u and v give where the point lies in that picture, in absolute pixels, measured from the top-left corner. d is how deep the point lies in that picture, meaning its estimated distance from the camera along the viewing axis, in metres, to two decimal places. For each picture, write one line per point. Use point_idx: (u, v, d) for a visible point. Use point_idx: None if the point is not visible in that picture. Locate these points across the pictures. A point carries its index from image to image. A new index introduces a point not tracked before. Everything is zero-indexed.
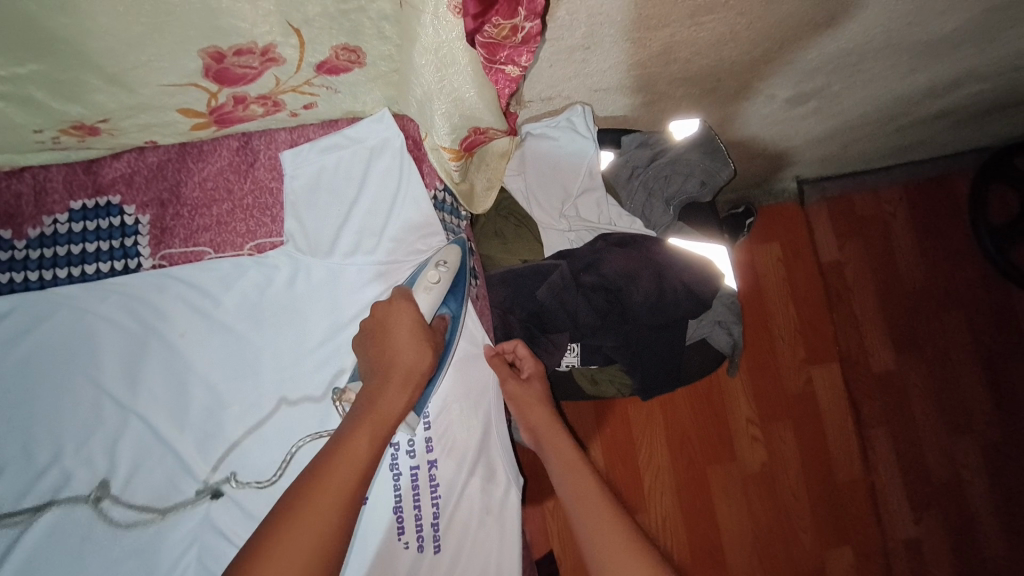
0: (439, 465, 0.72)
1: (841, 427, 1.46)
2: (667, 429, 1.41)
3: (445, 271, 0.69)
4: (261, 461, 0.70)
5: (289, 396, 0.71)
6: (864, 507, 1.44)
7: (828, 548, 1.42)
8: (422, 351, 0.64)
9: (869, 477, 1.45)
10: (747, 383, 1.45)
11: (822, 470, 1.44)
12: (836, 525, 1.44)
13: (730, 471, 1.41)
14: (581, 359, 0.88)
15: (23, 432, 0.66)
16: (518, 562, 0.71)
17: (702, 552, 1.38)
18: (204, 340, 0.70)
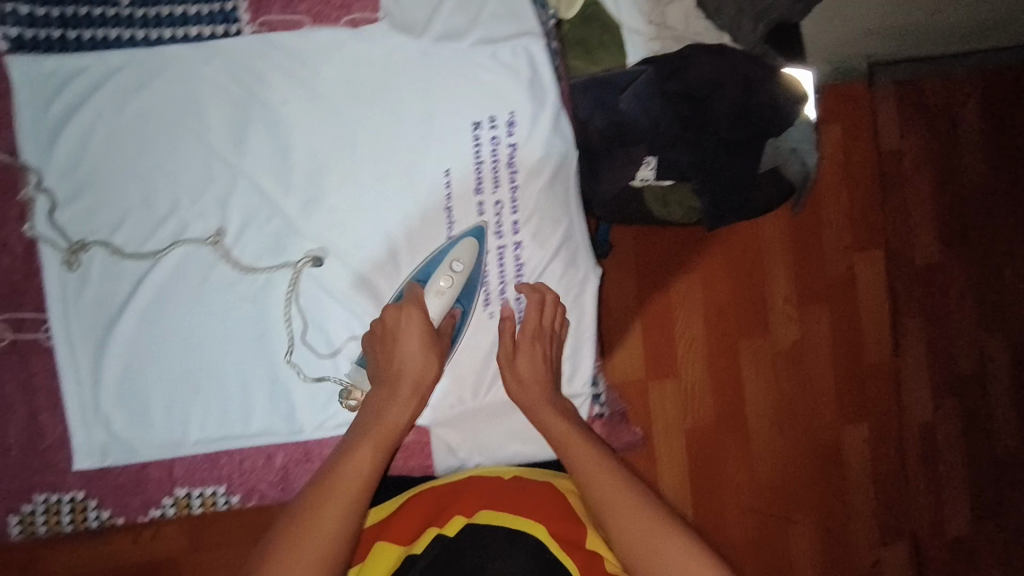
0: (524, 247, 0.75)
1: (876, 312, 1.45)
2: (705, 301, 1.36)
3: (457, 273, 0.72)
4: (357, 230, 0.74)
5: (385, 169, 0.73)
6: (884, 390, 1.47)
7: (845, 425, 1.46)
8: (429, 362, 0.71)
9: (895, 362, 1.47)
10: (789, 263, 1.39)
11: (852, 352, 1.44)
12: (858, 404, 1.45)
13: (762, 347, 1.39)
14: (656, 175, 0.87)
15: (143, 181, 0.71)
16: (594, 330, 0.79)
17: (727, 420, 1.39)
18: (304, 108, 0.72)
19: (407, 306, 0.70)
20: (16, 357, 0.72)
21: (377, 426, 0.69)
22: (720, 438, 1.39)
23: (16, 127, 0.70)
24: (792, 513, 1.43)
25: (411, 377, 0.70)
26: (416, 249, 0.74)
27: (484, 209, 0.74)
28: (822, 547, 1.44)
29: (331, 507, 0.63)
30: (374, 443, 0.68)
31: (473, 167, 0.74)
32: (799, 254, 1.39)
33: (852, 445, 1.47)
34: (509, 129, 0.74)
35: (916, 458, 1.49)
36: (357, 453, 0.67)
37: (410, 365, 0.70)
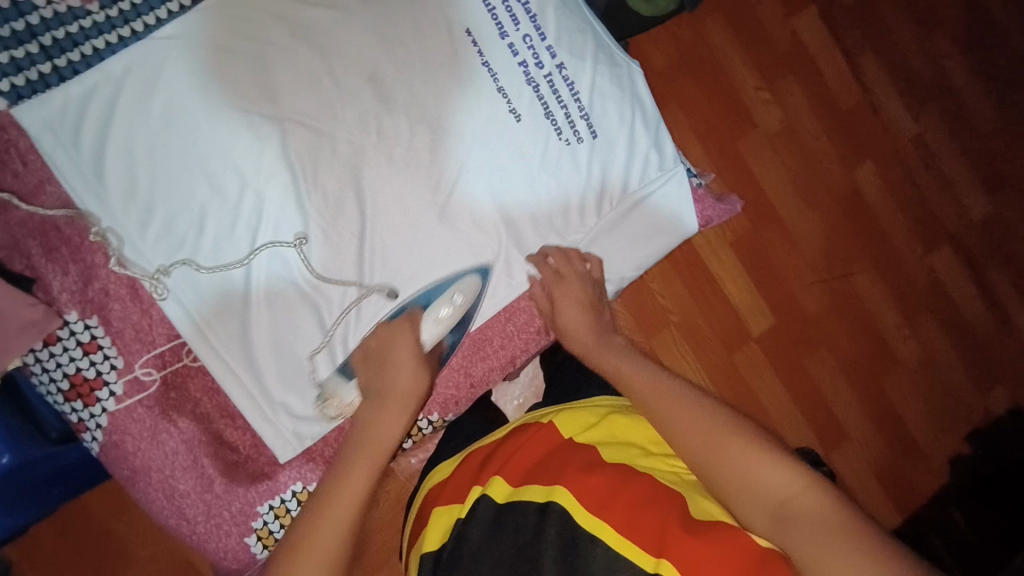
0: (567, 65, 0.77)
1: (832, 58, 1.54)
2: (690, 123, 1.45)
3: (456, 307, 0.74)
4: (418, 123, 0.74)
5: (411, 57, 0.74)
6: (871, 122, 1.57)
7: (854, 168, 1.55)
8: (418, 375, 0.69)
9: (867, 95, 1.57)
10: (743, 51, 1.46)
11: (830, 102, 1.53)
12: (853, 145, 1.55)
13: (755, 136, 1.47)
14: None
15: (201, 171, 0.70)
16: (658, 114, 0.82)
17: (758, 213, 1.47)
18: (312, 35, 0.72)
19: (405, 324, 0.71)
20: (172, 392, 0.71)
21: (371, 439, 0.64)
22: (761, 231, 1.47)
23: (58, 173, 0.68)
24: (847, 267, 1.53)
25: (405, 391, 0.68)
26: (477, 113, 0.76)
27: (516, 48, 0.76)
28: (885, 283, 1.55)
29: (329, 524, 0.56)
30: (373, 460, 0.62)
31: (488, 15, 0.76)
32: (748, 40, 1.46)
33: (867, 182, 1.56)
34: None
35: (924, 172, 1.61)
36: (352, 481, 0.60)
37: (396, 386, 0.68)
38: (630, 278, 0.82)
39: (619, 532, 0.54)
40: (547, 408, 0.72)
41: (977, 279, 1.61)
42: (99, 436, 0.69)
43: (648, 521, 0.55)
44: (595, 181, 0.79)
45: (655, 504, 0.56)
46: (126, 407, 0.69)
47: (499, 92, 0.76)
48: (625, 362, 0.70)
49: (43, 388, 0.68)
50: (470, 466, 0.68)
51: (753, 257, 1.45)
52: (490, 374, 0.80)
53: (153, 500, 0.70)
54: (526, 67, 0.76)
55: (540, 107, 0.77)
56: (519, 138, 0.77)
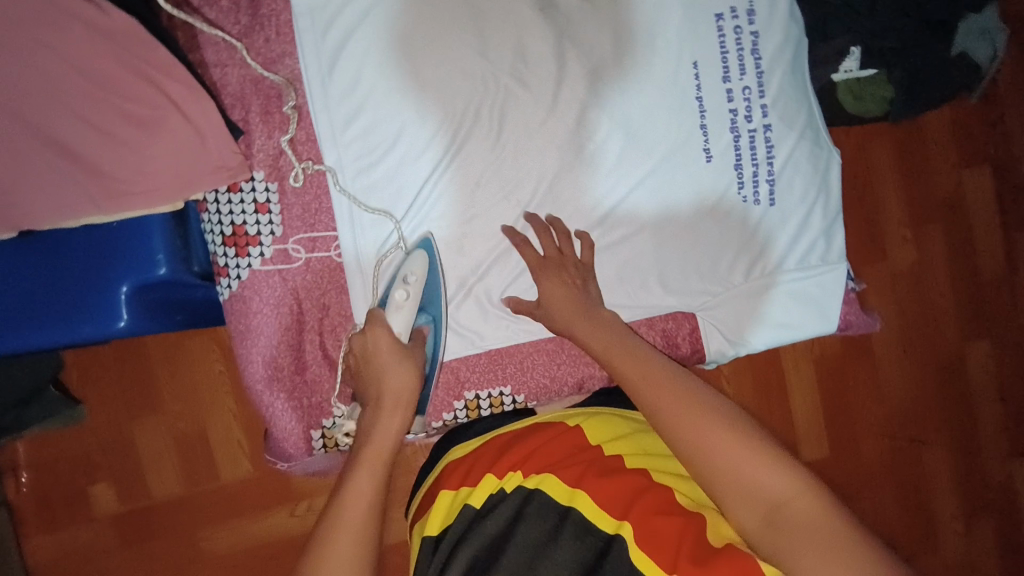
0: (773, 129, 0.78)
1: (989, 225, 1.48)
2: None
3: (413, 284, 0.71)
4: (617, 129, 0.77)
5: (631, 68, 0.77)
6: (1003, 300, 1.49)
7: (969, 338, 1.48)
8: (405, 367, 0.68)
9: (1010, 274, 1.49)
10: (902, 185, 1.43)
11: (969, 266, 1.47)
12: (976, 316, 1.48)
13: (880, 269, 1.43)
14: (859, 66, 0.91)
15: (415, 96, 0.74)
16: (839, 204, 0.81)
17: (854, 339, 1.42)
18: (557, 17, 0.76)
19: (373, 327, 0.70)
20: (310, 276, 0.75)
21: (369, 447, 0.63)
22: (855, 362, 1.42)
23: (299, 52, 0.74)
24: (923, 431, 1.46)
25: (396, 388, 0.67)
26: (675, 141, 0.78)
27: (733, 95, 0.78)
28: (955, 462, 1.48)
29: (344, 533, 0.58)
30: (373, 465, 0.62)
31: (720, 56, 0.77)
32: (910, 175, 1.43)
33: (977, 357, 1.49)
34: (750, 18, 0.78)
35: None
36: (357, 481, 0.61)
37: (390, 390, 0.66)
38: (751, 348, 0.82)
39: (637, 545, 0.53)
40: (586, 408, 0.72)
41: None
42: (234, 286, 0.74)
43: (661, 538, 0.53)
44: (755, 243, 0.79)
45: (669, 517, 0.55)
46: (267, 271, 0.74)
47: (701, 130, 0.78)
48: (622, 347, 0.66)
49: (207, 227, 0.74)
50: (492, 447, 0.69)
51: (833, 384, 1.40)
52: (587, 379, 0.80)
53: (251, 362, 0.74)
54: (735, 116, 0.78)
55: (734, 156, 0.78)
56: (702, 178, 0.78)
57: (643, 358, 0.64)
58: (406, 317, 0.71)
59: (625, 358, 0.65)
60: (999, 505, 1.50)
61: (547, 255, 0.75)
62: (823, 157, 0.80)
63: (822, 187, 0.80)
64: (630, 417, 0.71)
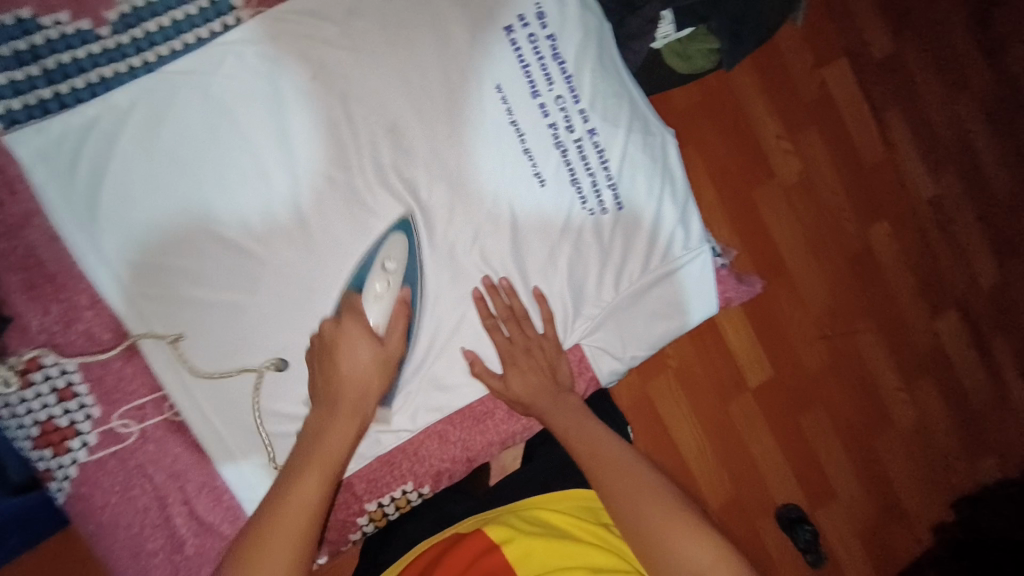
0: (599, 132, 0.73)
1: (860, 115, 1.48)
2: (706, 163, 1.38)
3: (391, 271, 0.67)
4: (439, 180, 0.71)
5: (432, 111, 0.70)
6: (891, 182, 1.52)
7: (870, 225, 1.50)
8: (381, 369, 0.65)
9: (890, 154, 1.52)
10: (770, 100, 1.40)
11: (854, 158, 1.48)
12: (871, 203, 1.50)
13: (772, 186, 1.40)
14: (675, 28, 0.87)
15: (201, 215, 0.65)
16: (685, 187, 0.78)
17: (767, 260, 1.40)
18: (332, 77, 0.68)
19: (345, 318, 0.65)
20: (150, 446, 0.66)
21: (317, 452, 0.59)
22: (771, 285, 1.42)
23: (46, 205, 0.63)
24: (852, 325, 1.49)
25: (359, 374, 0.63)
26: (501, 173, 0.72)
27: (547, 109, 0.72)
28: (889, 343, 1.52)
29: (281, 530, 0.51)
30: (323, 470, 0.57)
31: (522, 72, 0.71)
32: (774, 90, 1.40)
33: (882, 240, 1.52)
34: (541, 22, 0.71)
35: (940, 237, 1.57)
36: (305, 484, 0.55)
37: (350, 384, 0.63)
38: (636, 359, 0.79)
39: None
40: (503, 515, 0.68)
41: (979, 346, 1.60)
42: (65, 486, 0.64)
43: None
44: (615, 253, 0.75)
45: None
46: (99, 457, 0.65)
47: (525, 153, 0.72)
48: (580, 424, 0.68)
49: (9, 433, 0.63)
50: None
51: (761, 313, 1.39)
52: (481, 452, 0.76)
53: (116, 558, 0.65)
54: (556, 131, 0.72)
55: (570, 172, 0.73)
56: (542, 204, 0.73)
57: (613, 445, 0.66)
58: (383, 308, 0.66)
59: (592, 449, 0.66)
60: (936, 369, 1.56)
61: (513, 338, 0.72)
62: (658, 144, 0.76)
63: (667, 174, 0.77)
64: (546, 518, 0.68)
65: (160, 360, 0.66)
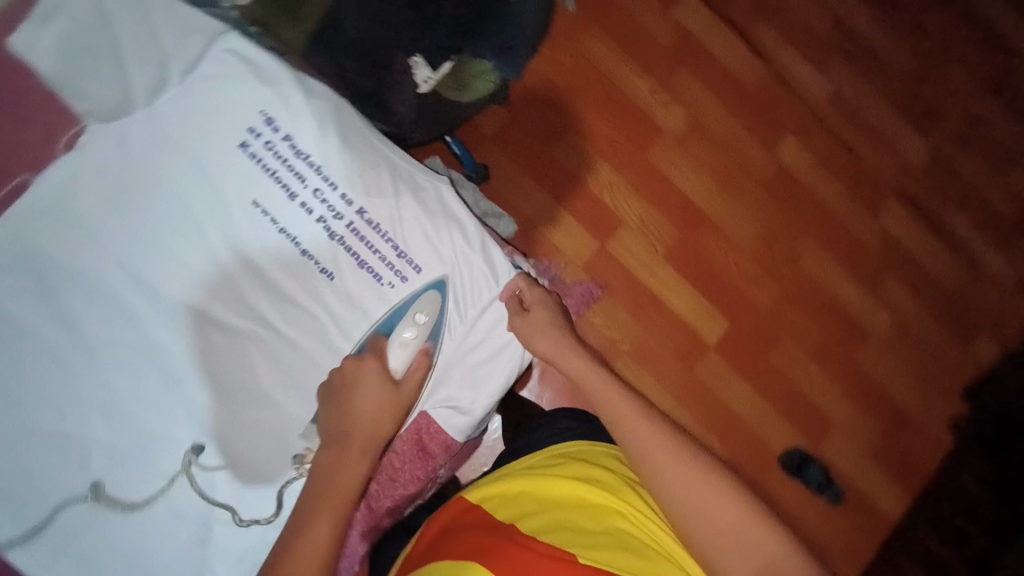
0: (368, 209, 0.74)
1: (725, 38, 1.28)
2: (582, 136, 1.20)
3: (420, 323, 0.74)
4: (228, 307, 0.72)
5: (200, 247, 0.72)
6: (780, 94, 1.29)
7: (775, 147, 1.28)
8: (393, 420, 0.71)
9: (771, 66, 1.30)
10: (620, 54, 1.22)
11: (732, 87, 1.27)
12: (768, 123, 1.28)
13: (655, 142, 1.23)
14: (431, 65, 0.83)
15: (14, 421, 0.68)
16: (480, 226, 0.78)
17: (681, 216, 1.23)
18: (96, 248, 0.70)
19: (370, 356, 0.72)
20: None
21: (331, 489, 0.68)
22: (694, 236, 1.24)
23: None
24: (791, 248, 1.28)
25: (373, 412, 0.70)
26: (284, 282, 0.73)
27: (309, 205, 0.73)
28: (840, 260, 1.30)
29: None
30: (335, 508, 0.67)
31: (272, 180, 0.73)
32: (620, 37, 1.22)
33: (794, 159, 1.29)
34: (273, 126, 0.73)
35: (875, 107, 1.34)
36: (315, 534, 0.65)
37: (359, 426, 0.70)
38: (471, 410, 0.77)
39: None
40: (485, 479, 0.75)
41: (956, 205, 1.35)
42: None
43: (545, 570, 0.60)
44: (430, 316, 0.74)
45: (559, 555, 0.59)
46: None
47: (304, 254, 0.74)
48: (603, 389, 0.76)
49: None
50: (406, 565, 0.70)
51: (689, 265, 1.23)
52: (358, 544, 0.81)
53: None
54: (326, 223, 0.74)
55: (355, 255, 0.74)
56: (337, 293, 0.74)
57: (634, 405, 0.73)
58: (404, 356, 0.73)
59: (621, 413, 0.72)
60: (924, 262, 1.33)
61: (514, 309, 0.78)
62: (434, 195, 0.77)
63: (454, 221, 0.77)
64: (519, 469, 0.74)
65: (23, 555, 0.68)
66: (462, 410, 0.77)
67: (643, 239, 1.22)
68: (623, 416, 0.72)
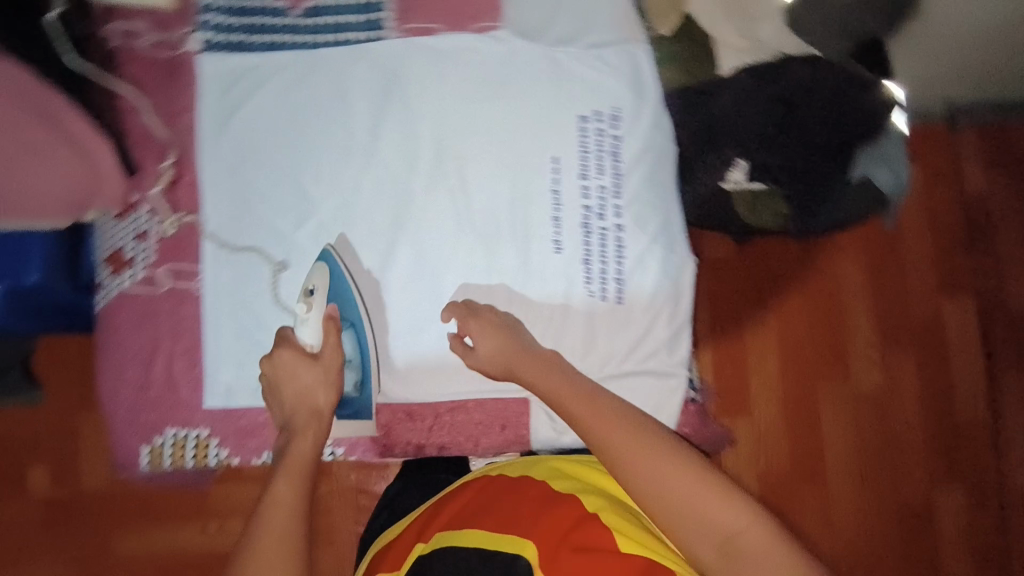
0: (625, 230, 0.80)
1: (972, 363, 1.18)
2: (779, 331, 1.17)
3: (310, 296, 0.76)
4: (474, 211, 0.81)
5: (496, 158, 0.82)
6: (983, 453, 1.17)
7: (937, 487, 1.16)
8: (326, 384, 0.76)
9: (997, 423, 1.17)
10: (869, 299, 1.19)
11: (941, 406, 1.18)
12: (951, 463, 1.17)
13: (836, 387, 1.17)
14: (746, 176, 0.92)
15: (291, 162, 0.82)
16: (690, 314, 0.81)
17: (802, 460, 1.16)
18: (434, 102, 0.82)
19: (280, 343, 0.76)
20: (170, 303, 0.82)
21: (291, 448, 0.71)
22: (799, 487, 1.16)
23: (196, 109, 0.83)
24: None
25: (304, 384, 0.75)
26: (525, 226, 0.81)
27: (589, 193, 0.81)
28: None
29: (274, 509, 0.66)
30: (315, 433, 0.73)
31: (580, 155, 0.81)
32: (880, 284, 1.19)
33: (947, 513, 1.16)
34: (615, 123, 0.82)
35: None
36: (297, 448, 0.72)
37: (292, 397, 0.75)
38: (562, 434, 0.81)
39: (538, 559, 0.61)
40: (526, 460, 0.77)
41: None
42: (104, 300, 0.83)
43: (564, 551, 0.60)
44: (597, 340, 0.80)
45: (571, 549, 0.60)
46: (134, 294, 0.82)
47: (554, 221, 0.81)
48: (593, 409, 0.65)
49: (98, 246, 0.83)
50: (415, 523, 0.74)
51: (776, 506, 1.15)
52: (396, 448, 0.82)
53: (105, 370, 0.82)
54: (589, 214, 0.81)
55: (587, 253, 0.80)
56: (550, 267, 0.81)
57: (603, 401, 0.67)
58: (310, 322, 0.76)
59: (612, 433, 0.63)
60: None
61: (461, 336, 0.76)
62: (679, 263, 0.80)
63: (676, 294, 0.80)
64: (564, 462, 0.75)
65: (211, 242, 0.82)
66: (556, 430, 0.81)
67: (755, 446, 1.16)
68: (619, 447, 0.62)
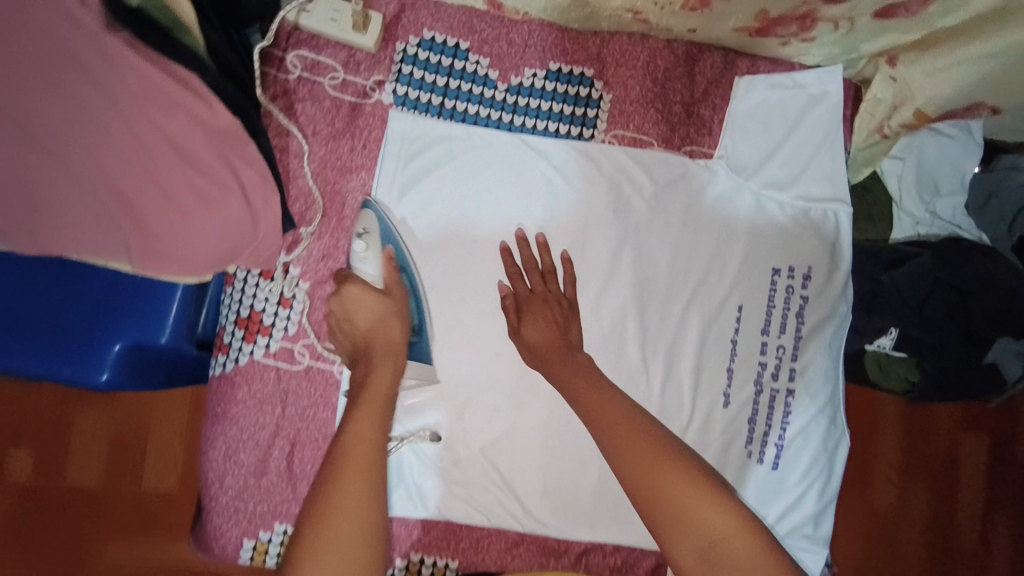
0: (795, 394, 0.78)
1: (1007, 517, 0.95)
2: None
3: (367, 234, 0.71)
4: (647, 341, 0.78)
5: (679, 291, 0.78)
6: None
7: None
8: (392, 322, 0.65)
9: None
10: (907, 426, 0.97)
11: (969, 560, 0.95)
12: None
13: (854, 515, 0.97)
14: (892, 344, 0.91)
15: (466, 248, 0.75)
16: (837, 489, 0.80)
17: None
18: (625, 217, 0.78)
19: (342, 288, 0.67)
20: (305, 383, 0.72)
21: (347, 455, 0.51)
22: None
23: (375, 169, 0.74)
24: None
25: (380, 321, 0.65)
26: (699, 368, 0.78)
27: (767, 350, 0.78)
28: None
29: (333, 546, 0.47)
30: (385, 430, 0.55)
31: (765, 310, 0.78)
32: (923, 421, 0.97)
33: None
34: (805, 283, 0.79)
35: None
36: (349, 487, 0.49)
37: (373, 333, 0.64)
38: None
39: None
40: None
41: None
42: (227, 366, 0.72)
43: None
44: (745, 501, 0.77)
45: None
46: (266, 364, 0.72)
47: (727, 371, 0.78)
48: (592, 386, 0.61)
49: (226, 301, 0.72)
50: None
51: None
52: None
53: (213, 448, 0.72)
54: (762, 370, 0.78)
55: (754, 411, 0.78)
56: (714, 416, 0.77)
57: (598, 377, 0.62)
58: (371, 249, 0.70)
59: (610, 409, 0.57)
60: None
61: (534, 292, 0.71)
62: (836, 437, 0.79)
63: (828, 466, 0.79)
64: None
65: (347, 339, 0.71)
66: None
67: None
68: (623, 435, 0.55)
